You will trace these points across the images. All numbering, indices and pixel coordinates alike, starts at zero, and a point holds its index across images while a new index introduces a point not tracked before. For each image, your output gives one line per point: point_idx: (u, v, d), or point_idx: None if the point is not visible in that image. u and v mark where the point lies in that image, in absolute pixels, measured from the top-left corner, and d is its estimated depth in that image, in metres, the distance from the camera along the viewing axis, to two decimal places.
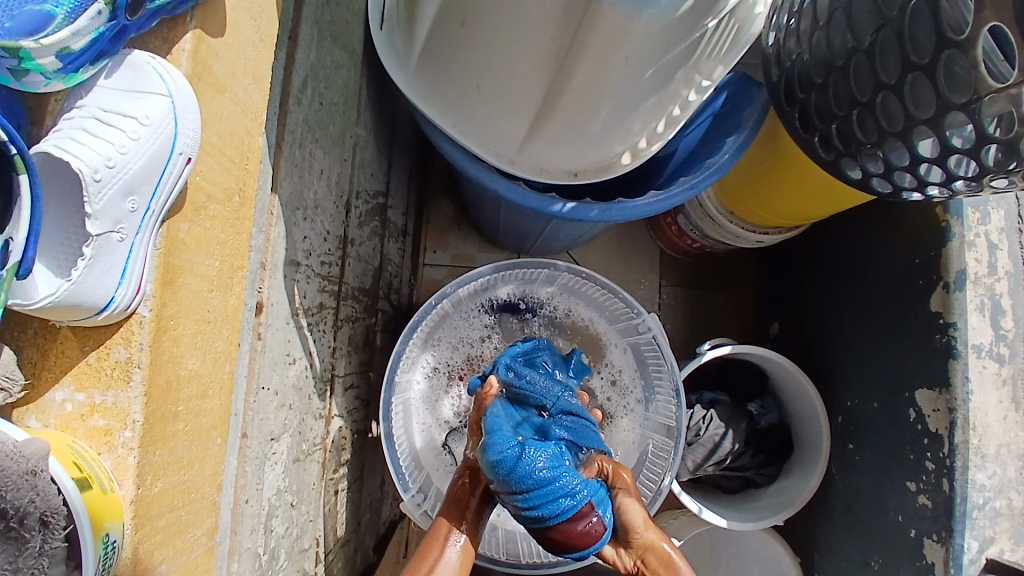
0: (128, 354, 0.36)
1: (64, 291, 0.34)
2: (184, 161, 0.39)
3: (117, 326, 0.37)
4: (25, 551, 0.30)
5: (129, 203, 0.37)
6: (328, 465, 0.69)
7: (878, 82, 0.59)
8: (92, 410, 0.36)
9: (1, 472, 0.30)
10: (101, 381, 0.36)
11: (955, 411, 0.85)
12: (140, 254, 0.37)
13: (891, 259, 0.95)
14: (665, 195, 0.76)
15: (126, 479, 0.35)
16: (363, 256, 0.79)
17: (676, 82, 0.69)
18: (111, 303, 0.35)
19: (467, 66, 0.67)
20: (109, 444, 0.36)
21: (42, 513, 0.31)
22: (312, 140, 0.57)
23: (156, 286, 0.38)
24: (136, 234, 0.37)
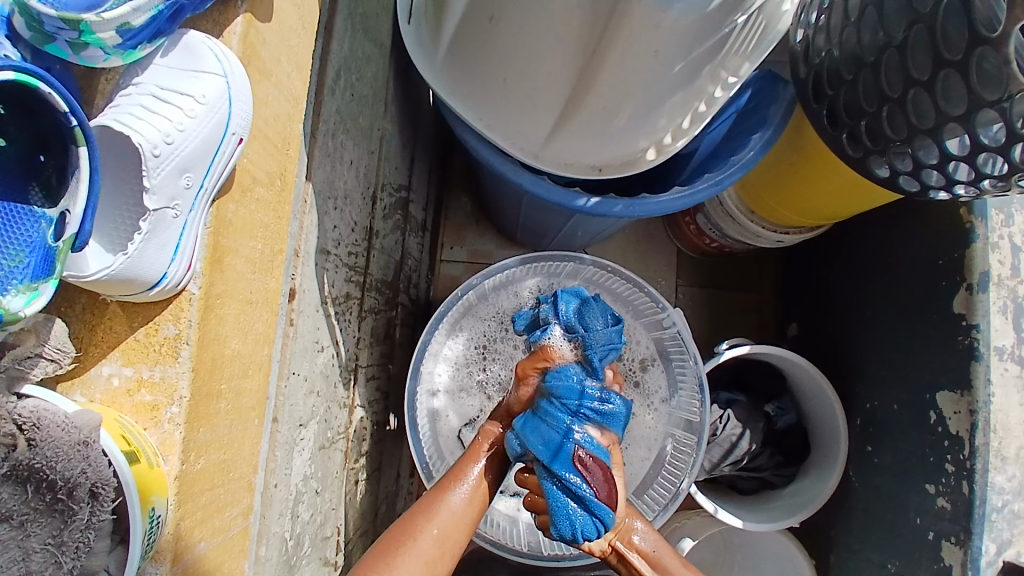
0: (177, 330, 0.37)
1: (120, 264, 0.34)
2: (235, 142, 0.40)
3: (168, 303, 0.37)
4: (71, 523, 0.32)
5: (184, 179, 0.37)
6: (350, 455, 0.70)
7: (908, 78, 0.59)
8: (139, 385, 0.37)
9: (53, 442, 0.31)
10: (149, 357, 0.37)
11: (976, 412, 0.84)
12: (193, 232, 0.37)
13: (915, 260, 0.95)
14: (689, 192, 0.75)
15: (171, 455, 0.36)
16: (387, 248, 0.80)
17: (703, 78, 0.69)
18: (164, 279, 0.36)
19: (493, 60, 0.67)
20: (156, 419, 0.36)
21: (92, 484, 0.32)
22: (344, 131, 0.58)
23: (206, 264, 0.38)
24: (189, 212, 0.37)
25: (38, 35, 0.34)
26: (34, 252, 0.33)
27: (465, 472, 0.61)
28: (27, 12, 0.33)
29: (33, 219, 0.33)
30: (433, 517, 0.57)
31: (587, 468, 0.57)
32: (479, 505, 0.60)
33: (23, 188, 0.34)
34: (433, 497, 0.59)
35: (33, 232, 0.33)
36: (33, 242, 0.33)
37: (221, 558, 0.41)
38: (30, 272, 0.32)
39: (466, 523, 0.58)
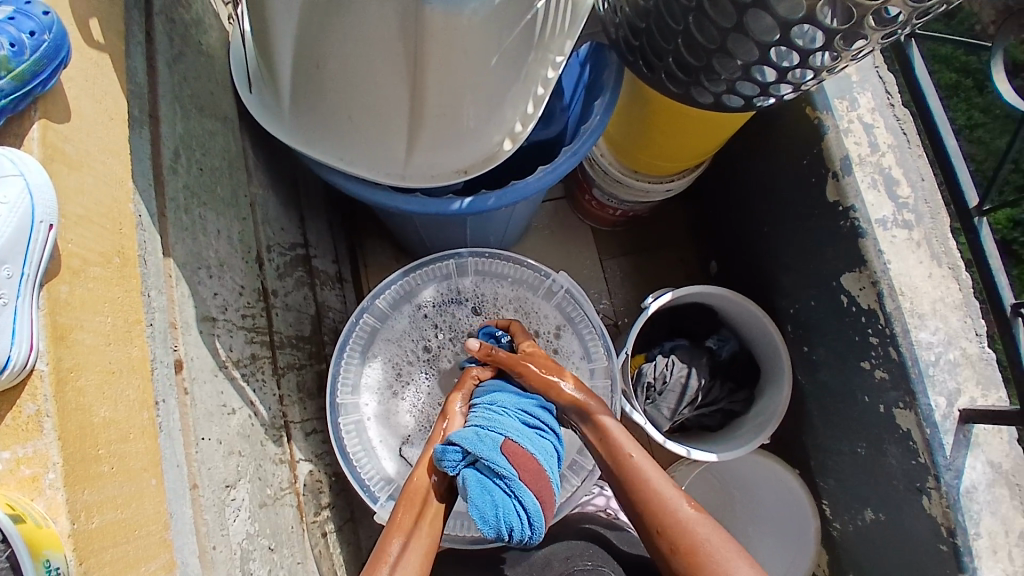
0: (37, 406, 0.39)
1: None
2: (47, 228, 0.42)
3: (24, 384, 0.39)
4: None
5: (3, 271, 0.40)
6: (306, 510, 0.71)
7: (684, 9, 0.65)
8: (18, 463, 0.39)
9: None
10: (18, 436, 0.39)
11: (878, 283, 0.90)
12: (26, 316, 0.40)
13: (784, 170, 1.02)
14: (551, 167, 0.80)
15: (59, 516, 0.39)
16: (294, 305, 0.82)
17: (532, 62, 0.74)
18: (9, 362, 0.38)
19: (334, 101, 0.72)
20: (38, 488, 0.39)
21: None
22: (199, 205, 0.61)
23: (48, 342, 0.40)
24: (17, 297, 0.40)
25: None
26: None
27: (389, 545, 0.59)
28: None
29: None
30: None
31: (516, 454, 0.59)
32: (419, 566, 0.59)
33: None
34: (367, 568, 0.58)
35: None
36: None
37: None
38: None
39: (425, 548, 0.60)
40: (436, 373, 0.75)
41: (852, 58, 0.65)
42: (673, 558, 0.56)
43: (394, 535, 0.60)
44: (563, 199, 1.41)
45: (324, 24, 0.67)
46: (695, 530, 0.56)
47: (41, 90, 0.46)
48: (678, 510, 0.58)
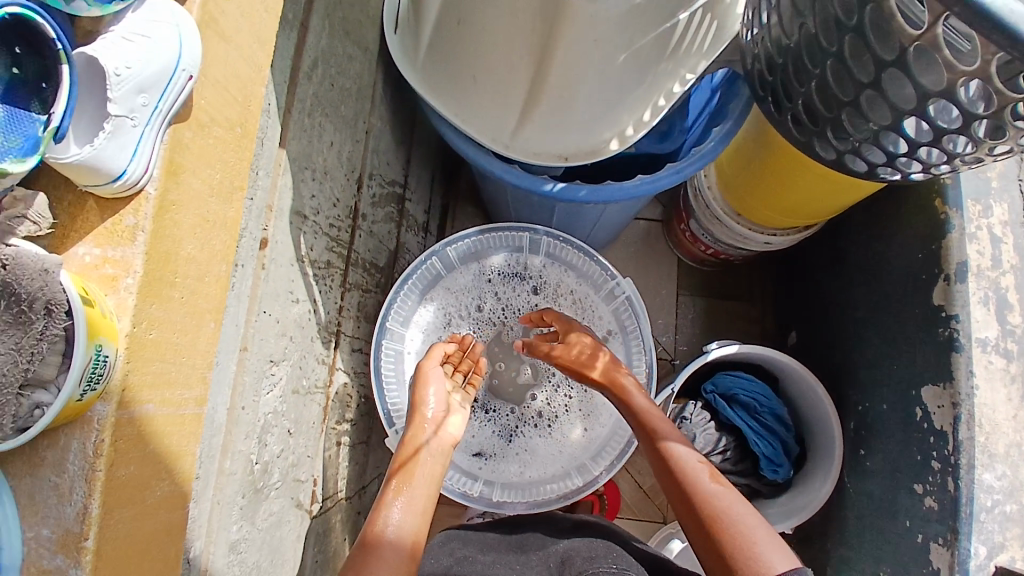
0: (136, 221, 0.38)
1: (85, 154, 0.34)
2: (187, 78, 0.38)
3: (130, 200, 0.38)
4: (28, 332, 0.32)
5: (141, 99, 0.36)
6: (329, 416, 0.77)
7: (821, 53, 0.62)
8: (103, 261, 0.37)
9: (20, 265, 0.32)
10: (112, 240, 0.37)
11: (959, 406, 0.84)
12: (149, 143, 0.37)
13: (896, 262, 0.97)
14: (652, 178, 0.81)
15: (124, 315, 0.37)
16: (377, 233, 0.89)
17: (659, 73, 0.75)
18: (124, 174, 0.36)
19: (465, 59, 0.75)
20: (114, 287, 0.37)
21: (48, 301, 0.32)
22: (321, 115, 0.65)
23: (162, 173, 0.38)
24: (147, 125, 0.36)
25: None
26: (28, 141, 0.34)
27: (387, 506, 0.58)
28: None
29: (30, 121, 0.35)
30: (371, 560, 0.53)
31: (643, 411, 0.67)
32: (420, 520, 0.58)
33: (23, 100, 0.35)
34: (366, 537, 0.55)
35: (29, 126, 0.35)
36: (27, 133, 0.34)
37: (173, 430, 0.42)
38: (20, 150, 0.34)
39: (433, 492, 0.62)
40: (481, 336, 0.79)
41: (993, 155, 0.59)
42: (698, 537, 0.55)
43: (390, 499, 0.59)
44: (658, 223, 1.40)
45: None
46: (718, 505, 0.55)
47: None
48: (683, 459, 0.60)
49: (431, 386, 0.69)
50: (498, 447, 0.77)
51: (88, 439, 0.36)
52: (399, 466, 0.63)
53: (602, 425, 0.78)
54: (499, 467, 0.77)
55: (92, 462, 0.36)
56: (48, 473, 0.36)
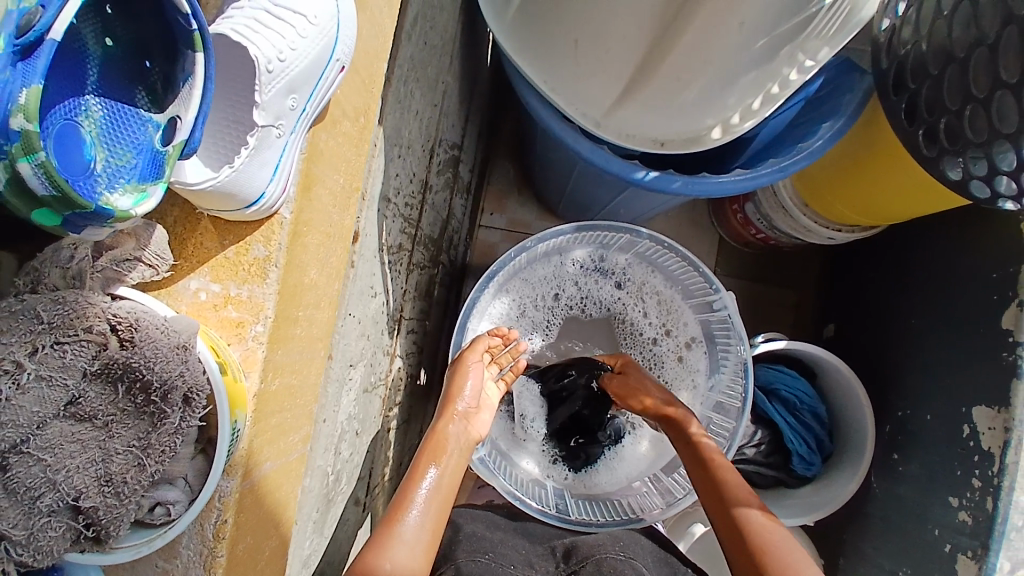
0: (267, 252, 0.33)
1: (224, 176, 0.31)
2: (338, 69, 0.36)
3: (258, 224, 0.34)
4: (160, 427, 0.29)
5: (290, 100, 0.34)
6: (386, 402, 0.72)
7: (996, 80, 0.57)
8: (226, 301, 0.33)
9: (151, 343, 0.28)
10: (238, 274, 0.33)
11: (1012, 431, 0.80)
12: (292, 154, 0.34)
13: (969, 270, 0.88)
14: (752, 174, 0.73)
15: (253, 371, 0.32)
16: (437, 205, 0.81)
17: (779, 60, 0.66)
18: (260, 199, 0.32)
19: (568, 21, 0.65)
20: (241, 335, 0.32)
21: (187, 390, 0.29)
22: (413, 80, 0.57)
23: (298, 190, 0.35)
24: (291, 133, 0.34)
25: None
26: (143, 154, 0.29)
27: (411, 499, 0.55)
28: None
29: (139, 122, 0.30)
30: (387, 553, 0.50)
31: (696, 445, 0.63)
32: (439, 512, 0.55)
33: (128, 91, 0.30)
34: (384, 531, 0.52)
35: (140, 135, 0.29)
36: (140, 145, 0.29)
37: (283, 484, 0.36)
38: (138, 172, 0.29)
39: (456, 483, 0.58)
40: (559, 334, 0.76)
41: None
42: None
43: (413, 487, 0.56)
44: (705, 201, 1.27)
45: None
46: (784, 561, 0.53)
47: None
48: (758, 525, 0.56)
49: (470, 377, 0.64)
50: (567, 447, 0.75)
51: (207, 520, 0.31)
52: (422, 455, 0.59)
53: None
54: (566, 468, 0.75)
55: (211, 547, 0.31)
56: (155, 557, 0.32)
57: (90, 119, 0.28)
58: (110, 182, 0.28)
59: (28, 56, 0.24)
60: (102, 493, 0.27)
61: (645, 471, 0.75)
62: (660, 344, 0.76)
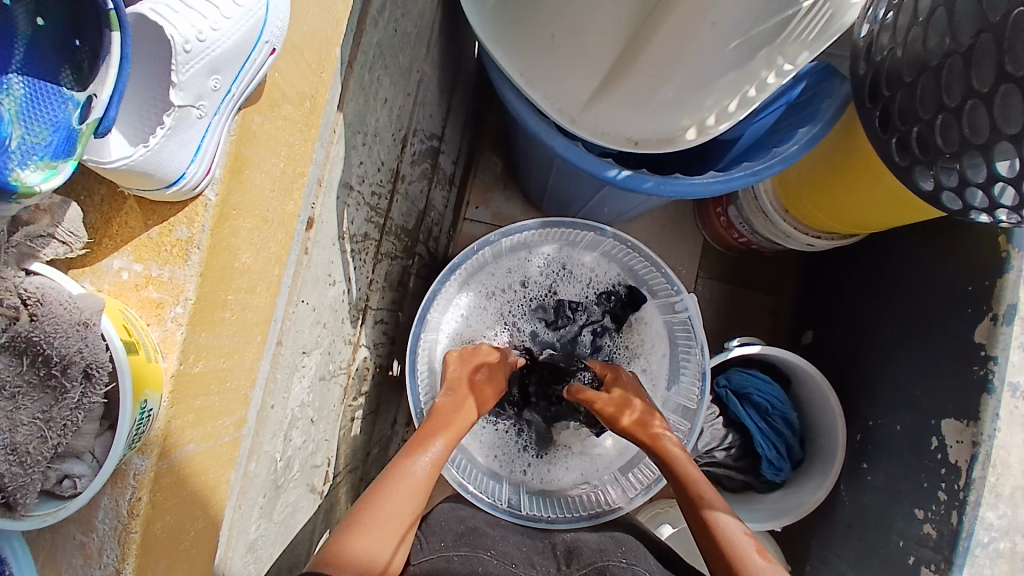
0: (190, 234, 0.32)
1: (140, 155, 0.30)
2: (268, 51, 0.35)
3: (184, 205, 0.32)
4: (62, 401, 0.28)
5: (212, 81, 0.33)
6: (349, 391, 0.72)
7: (968, 89, 0.56)
8: (148, 281, 0.32)
9: (52, 318, 0.27)
10: (159, 255, 0.32)
11: (979, 445, 0.79)
12: (217, 136, 0.33)
13: (943, 281, 0.88)
14: (724, 178, 0.73)
15: (171, 352, 0.31)
16: (411, 195, 0.80)
17: (757, 61, 0.66)
18: (181, 179, 0.31)
19: (545, 15, 0.64)
20: (159, 316, 0.31)
21: (87, 365, 0.28)
22: (381, 67, 0.56)
23: (225, 172, 0.33)
24: (215, 114, 0.33)
25: None
26: (58, 132, 0.28)
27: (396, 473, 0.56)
28: None
29: (59, 100, 0.29)
30: (365, 527, 0.51)
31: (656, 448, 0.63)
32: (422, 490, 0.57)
33: (53, 68, 0.29)
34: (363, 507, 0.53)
35: (57, 112, 0.29)
36: (56, 122, 0.28)
37: (212, 465, 0.36)
38: (51, 150, 0.28)
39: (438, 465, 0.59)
40: (524, 332, 0.76)
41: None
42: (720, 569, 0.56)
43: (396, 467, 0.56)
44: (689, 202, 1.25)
45: None
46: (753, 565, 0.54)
47: None
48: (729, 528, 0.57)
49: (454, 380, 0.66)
50: (530, 442, 0.74)
51: (122, 496, 0.30)
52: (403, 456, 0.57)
53: None
54: (530, 463, 0.74)
55: (126, 522, 0.30)
56: (73, 529, 0.31)
57: (10, 96, 0.28)
58: (22, 158, 0.27)
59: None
60: (6, 461, 0.27)
61: (609, 471, 0.73)
62: (624, 345, 0.77)
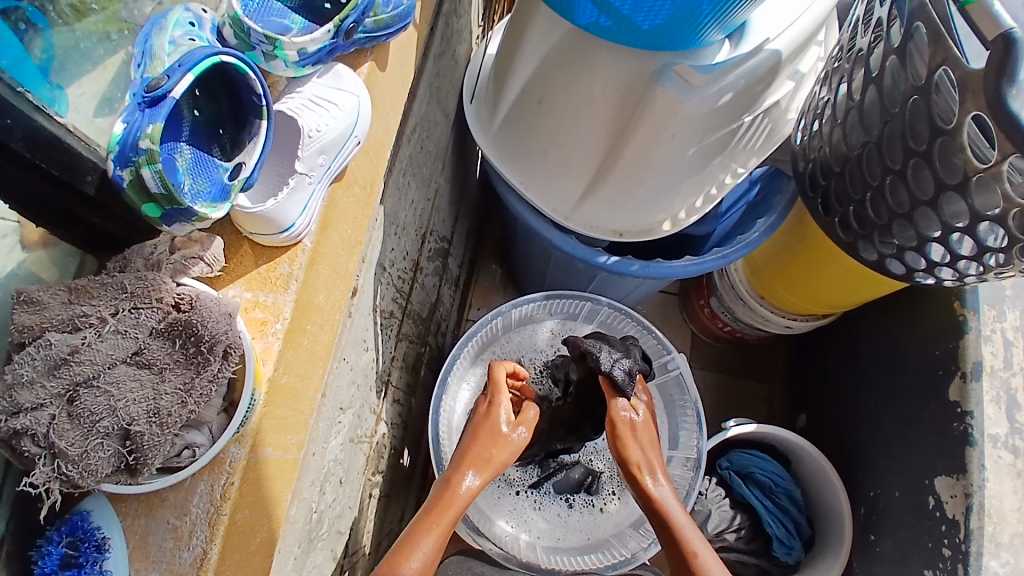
0: (290, 270, 0.43)
1: (268, 205, 0.41)
2: (355, 144, 0.47)
3: (286, 249, 0.44)
4: (203, 373, 0.36)
5: (320, 159, 0.44)
6: (370, 465, 0.77)
7: (885, 167, 0.65)
8: (255, 305, 0.42)
9: (207, 307, 0.36)
10: (266, 285, 0.43)
11: (971, 496, 0.75)
12: (316, 198, 0.44)
13: (910, 346, 0.88)
14: (699, 260, 0.85)
15: (269, 359, 0.41)
16: (426, 287, 0.91)
17: (715, 166, 0.79)
18: (290, 228, 0.42)
19: (539, 136, 0.80)
20: (262, 331, 0.41)
21: (228, 344, 0.36)
22: (410, 174, 0.69)
23: (316, 228, 0.45)
24: (318, 183, 0.44)
25: (242, 44, 0.43)
26: (214, 185, 0.39)
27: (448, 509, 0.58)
28: (239, 26, 0.42)
29: (214, 167, 0.40)
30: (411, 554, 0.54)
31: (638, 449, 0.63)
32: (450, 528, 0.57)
33: (207, 146, 0.40)
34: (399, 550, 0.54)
35: (214, 172, 0.39)
36: (213, 179, 0.39)
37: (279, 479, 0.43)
38: (211, 195, 0.38)
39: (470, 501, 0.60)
40: None
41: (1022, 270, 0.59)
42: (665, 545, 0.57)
43: (435, 524, 0.56)
44: (673, 295, 1.27)
45: (559, 70, 0.73)
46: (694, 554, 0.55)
47: (385, 41, 0.50)
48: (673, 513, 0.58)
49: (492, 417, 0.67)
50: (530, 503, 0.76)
51: (218, 481, 0.39)
52: (432, 505, 0.58)
53: None
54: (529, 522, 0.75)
55: (218, 506, 0.39)
56: (167, 514, 0.39)
57: (182, 157, 0.38)
58: (193, 198, 0.37)
59: (152, 104, 0.34)
60: (149, 421, 0.34)
61: (610, 529, 0.75)
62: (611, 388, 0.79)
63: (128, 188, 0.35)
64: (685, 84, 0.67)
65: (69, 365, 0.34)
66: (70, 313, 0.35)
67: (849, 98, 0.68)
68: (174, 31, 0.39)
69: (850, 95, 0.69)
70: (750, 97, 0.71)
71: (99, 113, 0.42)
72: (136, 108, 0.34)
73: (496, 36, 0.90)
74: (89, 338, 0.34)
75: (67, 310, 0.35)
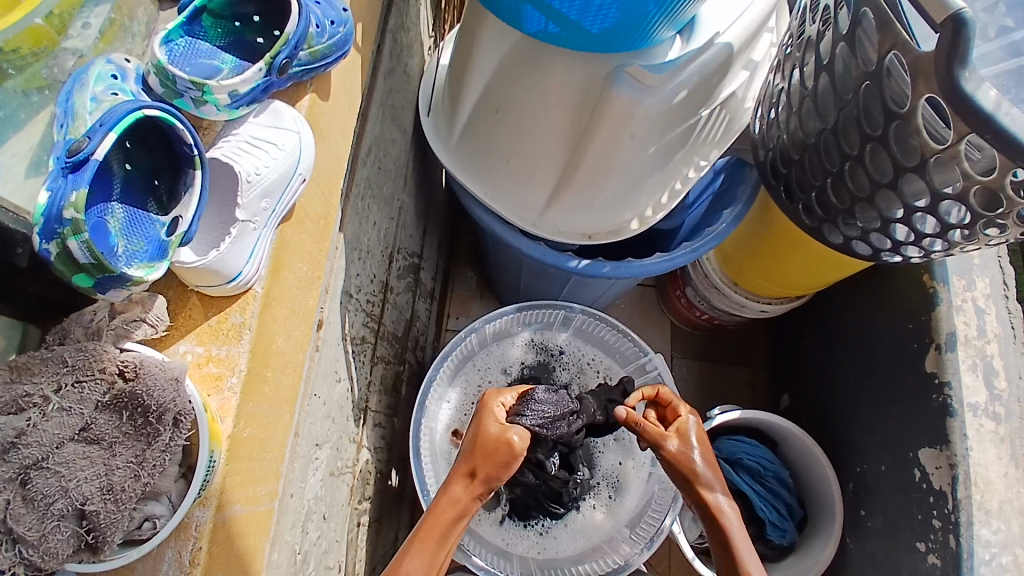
0: (243, 319, 0.42)
1: (212, 257, 0.39)
2: (300, 181, 0.45)
3: (237, 297, 0.43)
4: (154, 444, 0.35)
5: (264, 203, 0.43)
6: (355, 493, 0.76)
7: (843, 153, 0.65)
8: (208, 359, 0.41)
9: (152, 373, 0.35)
10: (218, 337, 0.41)
11: (956, 466, 0.76)
12: (263, 243, 0.43)
13: (884, 321, 0.89)
14: (669, 257, 0.84)
15: (227, 416, 0.40)
16: (398, 305, 0.89)
17: (677, 162, 0.79)
18: (238, 276, 0.41)
19: (499, 145, 0.79)
20: (218, 387, 0.40)
21: (177, 412, 0.35)
22: (370, 196, 0.68)
23: (268, 271, 0.44)
24: (264, 227, 0.43)
25: (169, 91, 0.42)
26: (152, 243, 0.37)
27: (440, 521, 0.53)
28: (163, 74, 0.41)
29: (150, 223, 0.38)
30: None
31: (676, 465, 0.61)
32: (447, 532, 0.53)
33: (142, 202, 0.39)
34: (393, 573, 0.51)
35: (150, 230, 0.38)
36: (150, 237, 0.38)
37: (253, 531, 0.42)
38: (147, 254, 0.37)
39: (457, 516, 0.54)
40: None
41: (987, 242, 0.60)
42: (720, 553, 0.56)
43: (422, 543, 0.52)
44: (649, 288, 1.27)
45: (514, 79, 0.72)
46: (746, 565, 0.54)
47: (325, 70, 0.49)
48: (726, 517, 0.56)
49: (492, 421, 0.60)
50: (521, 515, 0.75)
51: (184, 547, 0.38)
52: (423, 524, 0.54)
53: (631, 498, 0.76)
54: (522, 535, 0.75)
55: (187, 572, 0.37)
56: None
57: (114, 218, 0.37)
58: (128, 260, 0.36)
59: (75, 169, 0.33)
60: (104, 499, 0.33)
61: (603, 534, 0.75)
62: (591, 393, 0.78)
63: (55, 261, 0.33)
64: (640, 86, 0.67)
65: (18, 448, 0.32)
66: (12, 394, 0.33)
67: (803, 87, 0.69)
68: (95, 86, 0.38)
69: (803, 84, 0.69)
70: (706, 92, 0.71)
71: (31, 174, 0.41)
72: (60, 174, 0.32)
73: (447, 46, 0.88)
74: (34, 418, 0.33)
75: (9, 390, 0.33)
